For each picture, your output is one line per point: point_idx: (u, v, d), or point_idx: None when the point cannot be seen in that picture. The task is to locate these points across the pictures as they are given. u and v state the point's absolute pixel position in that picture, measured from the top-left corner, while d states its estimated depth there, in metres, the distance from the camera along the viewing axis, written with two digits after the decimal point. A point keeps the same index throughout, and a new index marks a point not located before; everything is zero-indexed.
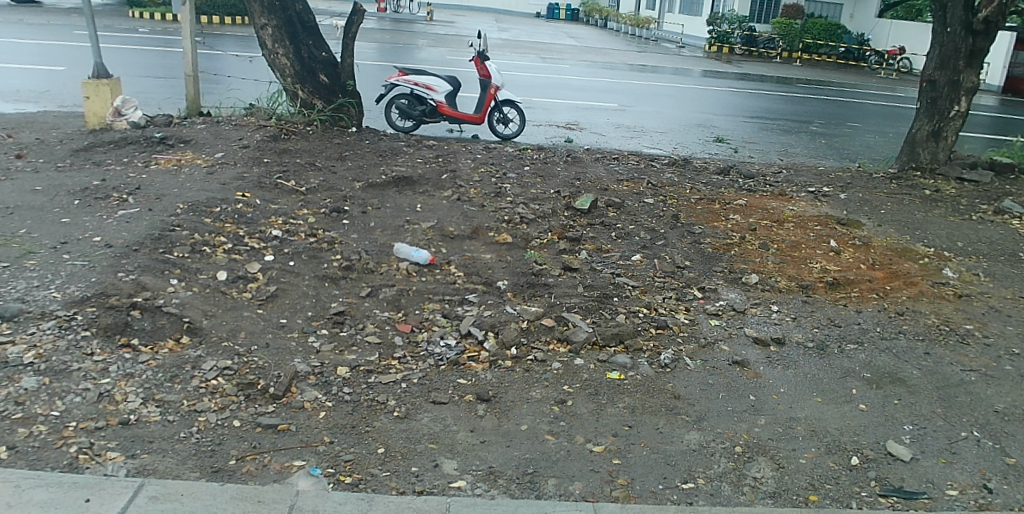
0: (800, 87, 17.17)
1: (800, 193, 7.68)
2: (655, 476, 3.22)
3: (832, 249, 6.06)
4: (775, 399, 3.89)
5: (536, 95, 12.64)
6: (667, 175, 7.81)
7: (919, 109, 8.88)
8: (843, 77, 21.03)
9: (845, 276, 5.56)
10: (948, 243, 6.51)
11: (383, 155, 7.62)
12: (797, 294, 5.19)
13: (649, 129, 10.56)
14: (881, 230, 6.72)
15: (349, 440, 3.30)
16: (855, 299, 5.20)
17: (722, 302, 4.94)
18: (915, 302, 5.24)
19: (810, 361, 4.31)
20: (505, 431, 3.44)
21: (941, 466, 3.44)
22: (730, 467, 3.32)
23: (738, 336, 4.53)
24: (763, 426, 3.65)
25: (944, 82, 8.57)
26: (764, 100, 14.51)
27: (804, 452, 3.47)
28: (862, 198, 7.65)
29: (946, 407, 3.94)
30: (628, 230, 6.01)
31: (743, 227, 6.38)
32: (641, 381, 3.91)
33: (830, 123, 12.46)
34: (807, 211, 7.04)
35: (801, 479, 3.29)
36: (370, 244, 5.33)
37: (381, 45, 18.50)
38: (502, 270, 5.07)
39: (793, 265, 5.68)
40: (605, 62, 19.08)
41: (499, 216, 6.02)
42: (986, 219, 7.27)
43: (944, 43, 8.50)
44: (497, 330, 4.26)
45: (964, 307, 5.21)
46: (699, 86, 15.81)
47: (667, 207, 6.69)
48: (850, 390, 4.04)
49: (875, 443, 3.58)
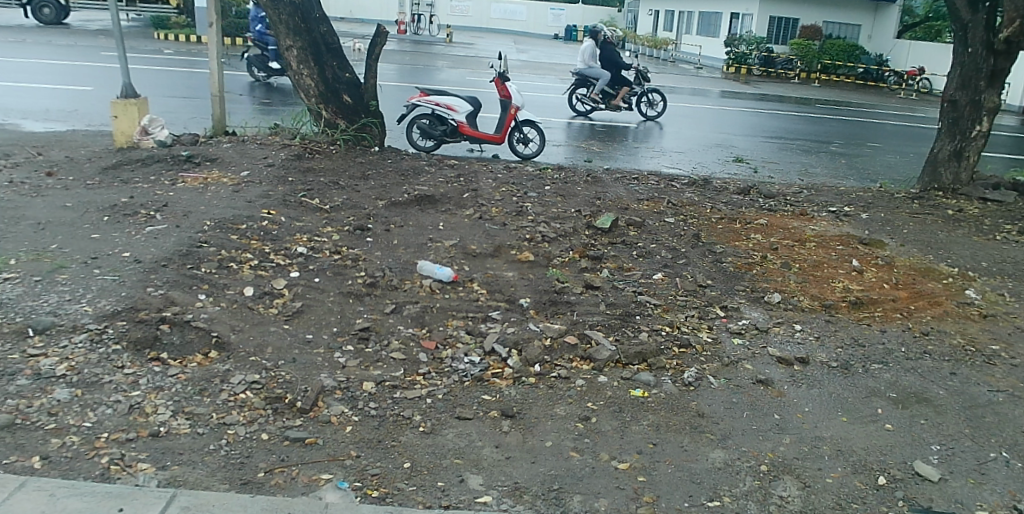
0: (820, 108, 17.13)
1: (822, 212, 7.66)
2: (681, 494, 3.22)
3: (854, 269, 6.05)
4: (801, 418, 3.88)
5: (557, 115, 12.73)
6: (687, 194, 7.84)
7: (941, 128, 8.87)
8: (865, 98, 20.96)
9: (868, 295, 5.54)
10: (971, 263, 6.50)
11: (405, 174, 7.69)
12: (820, 314, 5.18)
13: (669, 149, 10.56)
14: (904, 249, 6.69)
15: (376, 454, 3.33)
16: (879, 319, 5.18)
17: (746, 321, 4.94)
18: (940, 322, 5.21)
19: (834, 381, 4.30)
20: (530, 447, 3.45)
21: (971, 486, 3.44)
22: (756, 486, 3.32)
23: (761, 355, 4.51)
24: (789, 445, 3.64)
25: (965, 102, 8.55)
26: (782, 120, 14.53)
27: (831, 472, 3.46)
28: (884, 218, 7.61)
29: (974, 427, 3.93)
30: (649, 249, 6.01)
31: (764, 247, 6.36)
32: (665, 399, 3.92)
33: (851, 143, 12.40)
34: (829, 231, 7.01)
35: (828, 498, 3.28)
36: (394, 261, 5.38)
37: (402, 67, 18.76)
38: (524, 288, 5.08)
39: (816, 284, 5.67)
40: (624, 82, 19.20)
41: (520, 235, 6.04)
42: (1010, 238, 7.23)
43: (966, 64, 8.49)
44: (521, 348, 4.27)
45: (989, 327, 5.18)
46: (717, 106, 15.86)
47: (688, 227, 6.68)
48: (876, 410, 4.02)
49: (902, 463, 3.57)
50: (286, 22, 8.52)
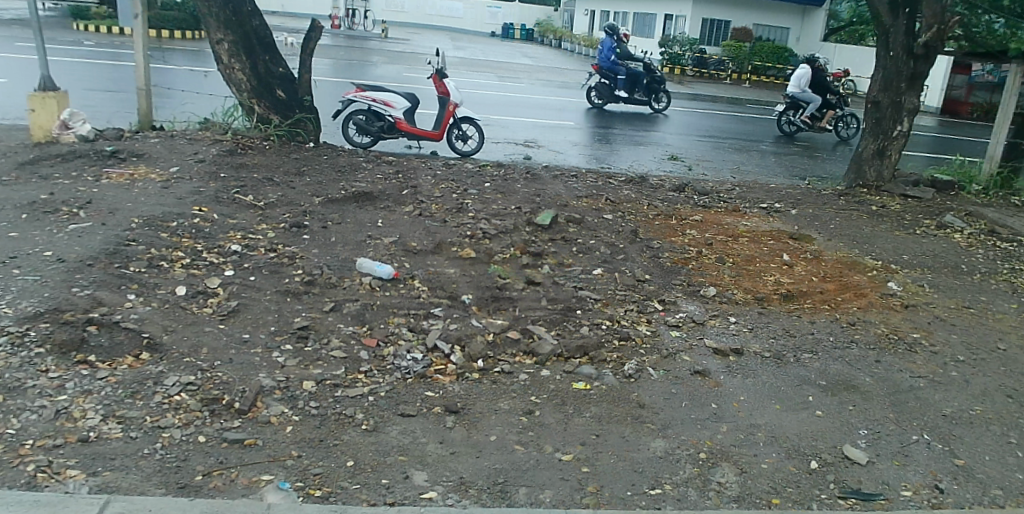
0: (750, 108, 17.67)
1: (753, 209, 7.90)
2: (624, 483, 3.28)
3: (785, 263, 6.26)
4: (737, 407, 4.01)
5: (495, 112, 12.75)
6: (625, 191, 7.96)
7: (865, 128, 9.25)
8: (792, 98, 21.69)
9: (798, 288, 5.75)
10: (894, 256, 6.83)
11: (342, 170, 7.59)
12: (754, 306, 5.34)
13: (606, 147, 10.71)
14: (831, 244, 6.96)
15: (318, 453, 3.28)
16: (809, 310, 5.39)
17: (683, 314, 5.05)
18: (865, 312, 5.49)
19: (767, 370, 4.45)
20: (474, 442, 3.46)
21: (896, 469, 3.65)
22: (695, 473, 3.41)
23: (698, 346, 4.63)
24: (726, 433, 3.76)
25: (887, 103, 8.95)
26: (714, 119, 14.91)
27: (766, 457, 3.59)
28: (811, 214, 7.90)
29: (898, 412, 4.17)
30: (589, 245, 6.07)
31: (699, 242, 6.52)
32: (606, 391, 3.97)
33: (780, 142, 12.83)
34: (760, 227, 7.23)
35: (763, 483, 3.41)
36: (332, 258, 5.31)
37: (336, 62, 18.49)
38: (466, 283, 5.07)
39: (749, 277, 5.85)
40: (560, 81, 19.36)
41: (461, 232, 6.03)
42: (930, 233, 7.66)
43: (887, 67, 8.88)
44: (464, 343, 4.26)
45: (910, 317, 5.55)
46: (652, 105, 16.15)
47: (626, 223, 6.79)
48: (807, 397, 4.19)
49: (832, 447, 3.74)
50: (217, 15, 8.29)
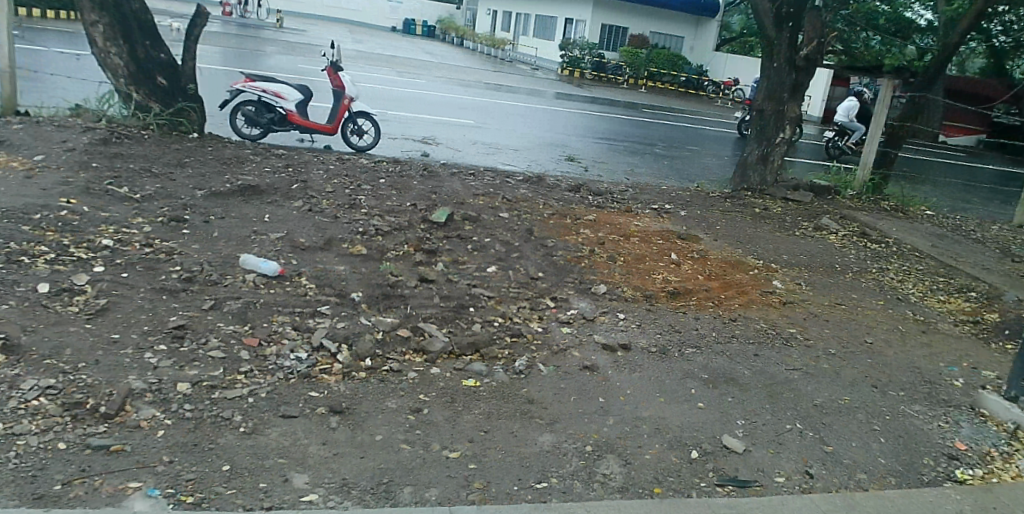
0: (646, 112, 18.20)
1: (645, 209, 8.11)
2: (511, 478, 3.28)
3: (673, 261, 6.46)
4: (623, 401, 4.10)
5: (393, 108, 12.58)
6: (521, 190, 8.02)
7: (750, 134, 9.68)
8: (685, 104, 22.49)
9: (684, 286, 5.95)
10: (774, 256, 7.18)
11: (229, 163, 7.29)
12: (642, 303, 5.49)
13: (504, 146, 10.76)
14: (716, 244, 7.24)
15: (191, 458, 3.12)
16: (694, 307, 5.59)
17: (574, 311, 5.12)
18: (746, 308, 5.75)
19: (653, 364, 4.57)
20: (359, 441, 3.38)
21: (770, 456, 3.83)
22: (580, 465, 3.46)
23: (588, 342, 4.70)
24: (612, 426, 3.84)
25: (771, 111, 9.41)
26: (610, 122, 15.24)
27: (649, 449, 3.69)
28: (700, 215, 8.19)
29: (773, 403, 4.38)
30: (484, 243, 6.07)
31: (592, 241, 6.64)
32: (496, 388, 3.97)
33: (672, 146, 13.27)
34: (651, 227, 7.45)
35: (646, 474, 3.50)
36: (214, 254, 5.07)
37: (226, 51, 17.77)
38: (356, 281, 4.95)
39: (639, 275, 6.01)
40: (461, 79, 19.33)
41: (353, 228, 5.90)
42: (808, 234, 8.09)
43: (771, 77, 9.35)
44: (352, 342, 4.15)
45: (788, 313, 5.84)
46: (551, 106, 16.36)
47: (522, 221, 6.83)
48: (690, 390, 4.34)
49: (711, 437, 3.89)
50: None
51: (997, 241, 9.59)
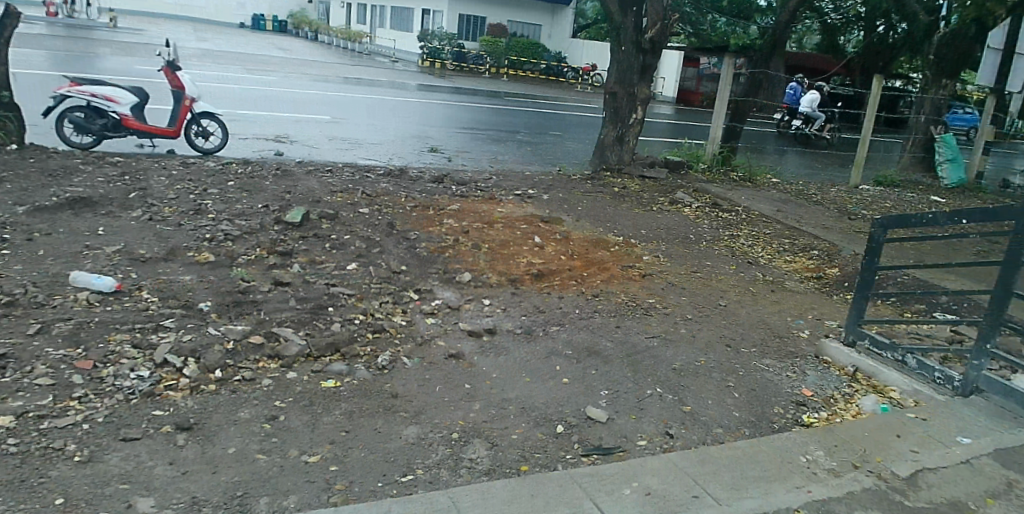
0: (508, 100, 18.39)
1: (508, 195, 8.18)
2: (374, 475, 3.21)
3: (536, 244, 6.55)
4: (488, 385, 4.11)
5: (244, 108, 12.04)
6: (382, 184, 7.88)
7: (605, 116, 9.96)
8: (547, 91, 22.90)
9: (548, 267, 6.05)
10: (634, 232, 7.44)
11: (56, 174, 6.74)
12: (507, 287, 5.53)
13: (364, 141, 10.56)
14: (578, 224, 7.41)
15: (17, 496, 2.85)
16: (557, 287, 5.69)
17: (438, 301, 5.09)
18: (608, 284, 5.92)
19: (518, 347, 4.62)
20: (210, 457, 3.20)
21: (632, 422, 3.96)
22: (447, 454, 3.44)
23: (452, 331, 4.69)
24: (478, 411, 3.84)
25: (623, 93, 9.72)
26: (473, 112, 15.27)
27: (515, 429, 3.72)
28: (562, 197, 8.36)
29: (635, 371, 4.54)
30: (343, 240, 5.92)
31: (456, 231, 6.62)
32: (357, 386, 3.88)
33: (535, 132, 13.47)
34: (514, 212, 7.51)
35: (513, 453, 3.52)
36: (40, 274, 4.67)
37: (52, 53, 16.44)
38: (205, 290, 4.70)
39: (503, 260, 6.05)
40: (317, 74, 18.79)
41: (199, 235, 5.60)
42: (665, 209, 8.44)
43: (621, 60, 9.64)
44: (200, 354, 3.93)
45: (647, 285, 6.05)
46: (412, 98, 16.20)
47: (383, 216, 6.72)
48: (554, 368, 4.42)
49: (576, 411, 3.98)
50: None
51: (835, 202, 10.36)
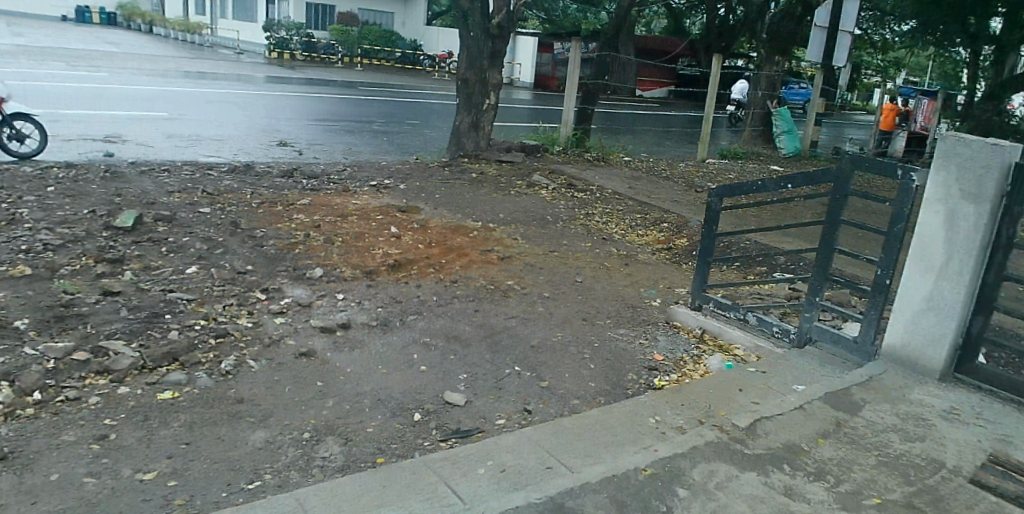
0: (364, 90, 18.02)
1: (362, 187, 8.01)
2: (218, 485, 3.05)
3: (392, 235, 6.45)
4: (342, 380, 4.02)
5: (68, 107, 11.10)
6: (226, 182, 7.51)
7: (459, 103, 9.94)
8: (404, 80, 22.64)
9: (405, 257, 5.98)
10: (492, 216, 7.49)
11: None
12: (362, 280, 5.42)
13: (206, 137, 10.01)
14: (435, 212, 7.36)
15: None
16: (415, 276, 5.63)
17: (288, 299, 4.91)
18: (467, 269, 5.92)
19: (373, 339, 4.54)
20: (29, 487, 2.93)
21: (489, 402, 3.99)
22: (298, 455, 3.32)
23: (304, 328, 4.54)
24: (331, 408, 3.74)
25: (474, 79, 9.74)
26: (327, 103, 14.85)
27: (370, 422, 3.66)
28: (419, 186, 8.29)
29: (493, 352, 4.58)
30: (182, 243, 5.59)
31: (306, 226, 6.40)
32: (199, 395, 3.68)
33: (391, 121, 13.27)
34: (369, 203, 7.37)
35: (368, 447, 3.45)
36: None
37: None
38: (19, 307, 4.29)
39: (358, 253, 5.92)
40: (153, 69, 17.62)
41: (13, 248, 5.11)
42: (522, 192, 8.56)
43: (470, 46, 9.63)
44: (14, 377, 3.59)
45: (505, 267, 6.11)
46: (260, 91, 15.54)
47: (227, 215, 6.40)
48: (411, 356, 4.37)
49: (433, 397, 3.96)
50: None
51: (683, 176, 10.86)
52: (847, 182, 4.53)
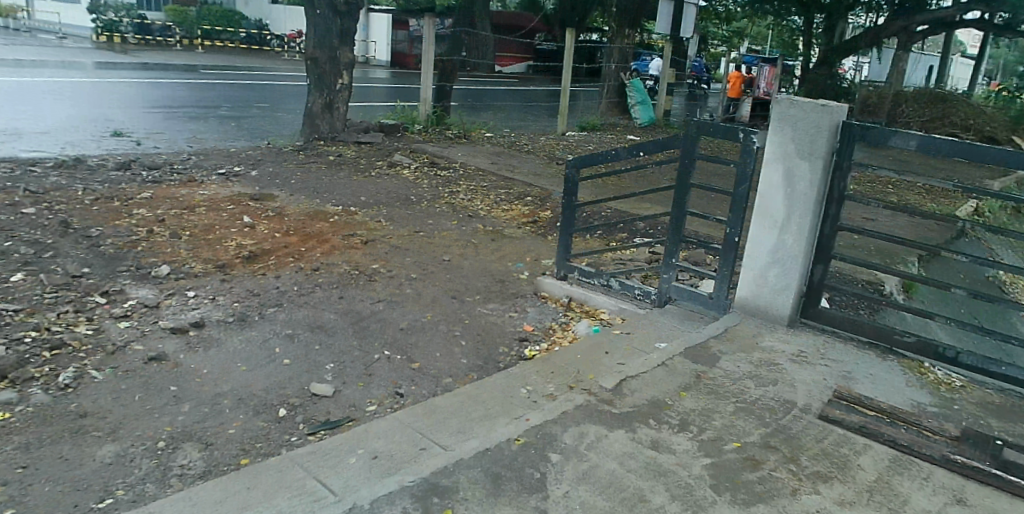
0: (208, 74, 17.02)
1: (211, 176, 7.58)
2: (62, 509, 2.80)
3: (246, 225, 6.14)
4: (199, 382, 3.79)
5: None
6: (53, 178, 6.88)
7: (310, 84, 9.57)
8: (252, 61, 21.60)
9: (262, 247, 5.72)
10: (353, 199, 7.31)
11: None
12: (215, 274, 5.14)
13: (27, 131, 9.12)
14: (292, 198, 7.09)
15: None
16: (273, 266, 5.41)
17: (133, 301, 4.57)
18: (328, 255, 5.75)
19: (231, 336, 4.32)
20: None
21: (359, 389, 3.90)
22: (153, 466, 3.11)
23: (152, 331, 4.25)
24: (188, 412, 3.52)
25: (325, 59, 9.42)
26: (166, 89, 13.92)
27: (232, 422, 3.48)
28: (273, 172, 7.95)
29: (360, 338, 4.48)
30: (3, 248, 5.07)
31: (150, 221, 5.98)
32: (34, 414, 3.36)
33: (239, 105, 12.63)
34: (219, 193, 6.98)
35: (232, 449, 3.28)
36: None
37: None
38: None
39: (209, 247, 5.60)
40: None
41: None
42: (383, 173, 8.42)
43: (318, 25, 9.30)
44: None
45: (369, 251, 5.98)
46: (88, 79, 14.32)
47: (55, 214, 5.86)
48: (273, 351, 4.20)
49: (299, 390, 3.82)
50: None
51: (544, 150, 11.01)
52: (694, 147, 4.75)
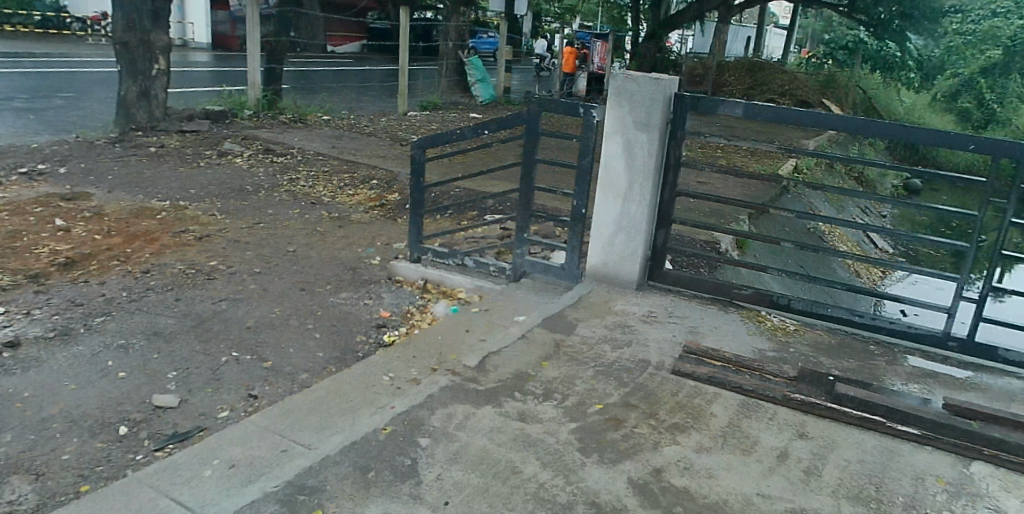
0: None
1: (11, 176, 6.76)
2: None
3: (59, 229, 5.54)
4: (20, 408, 3.38)
5: None
6: None
7: (121, 70, 8.76)
8: (48, 47, 19.50)
9: (80, 251, 5.19)
10: (182, 193, 6.80)
11: None
12: (27, 286, 4.59)
13: None
14: (112, 196, 6.47)
15: None
16: (95, 272, 4.91)
17: None
18: (160, 255, 5.31)
19: (54, 352, 3.88)
20: None
21: (209, 396, 3.64)
22: None
23: None
24: (10, 443, 3.13)
25: (136, 43, 8.66)
26: None
27: (65, 447, 3.13)
28: (86, 168, 7.23)
29: (205, 342, 4.18)
30: None
31: None
32: None
33: (37, 95, 11.36)
34: (22, 195, 6.24)
35: (68, 476, 2.96)
36: None
37: None
38: None
39: (16, 255, 5.00)
40: None
41: None
42: (213, 162, 7.91)
43: (125, 5, 8.51)
44: None
45: (205, 247, 5.59)
46: None
47: None
48: (106, 364, 3.82)
49: (140, 404, 3.51)
50: None
51: (387, 131, 10.78)
52: (537, 123, 4.80)
